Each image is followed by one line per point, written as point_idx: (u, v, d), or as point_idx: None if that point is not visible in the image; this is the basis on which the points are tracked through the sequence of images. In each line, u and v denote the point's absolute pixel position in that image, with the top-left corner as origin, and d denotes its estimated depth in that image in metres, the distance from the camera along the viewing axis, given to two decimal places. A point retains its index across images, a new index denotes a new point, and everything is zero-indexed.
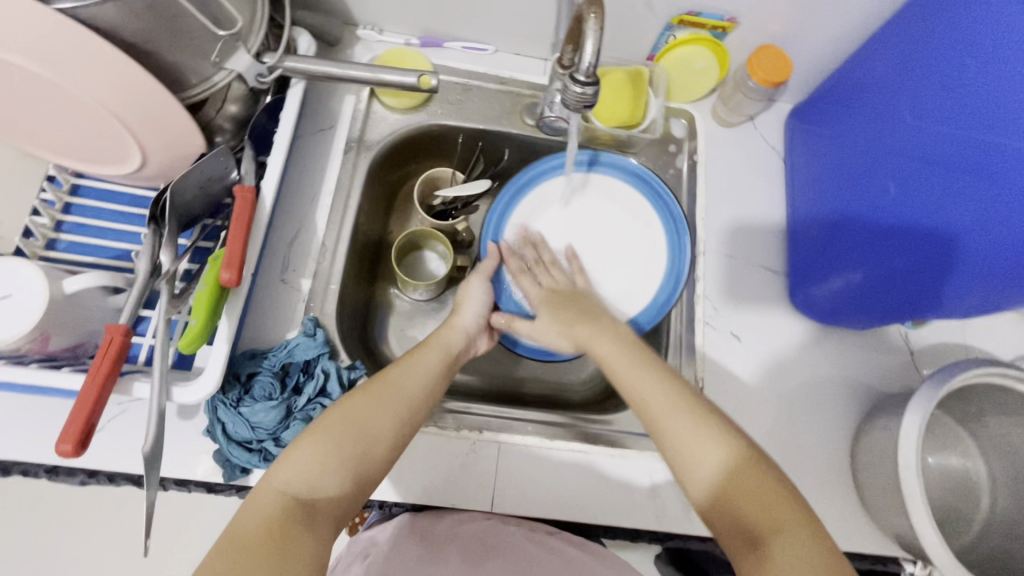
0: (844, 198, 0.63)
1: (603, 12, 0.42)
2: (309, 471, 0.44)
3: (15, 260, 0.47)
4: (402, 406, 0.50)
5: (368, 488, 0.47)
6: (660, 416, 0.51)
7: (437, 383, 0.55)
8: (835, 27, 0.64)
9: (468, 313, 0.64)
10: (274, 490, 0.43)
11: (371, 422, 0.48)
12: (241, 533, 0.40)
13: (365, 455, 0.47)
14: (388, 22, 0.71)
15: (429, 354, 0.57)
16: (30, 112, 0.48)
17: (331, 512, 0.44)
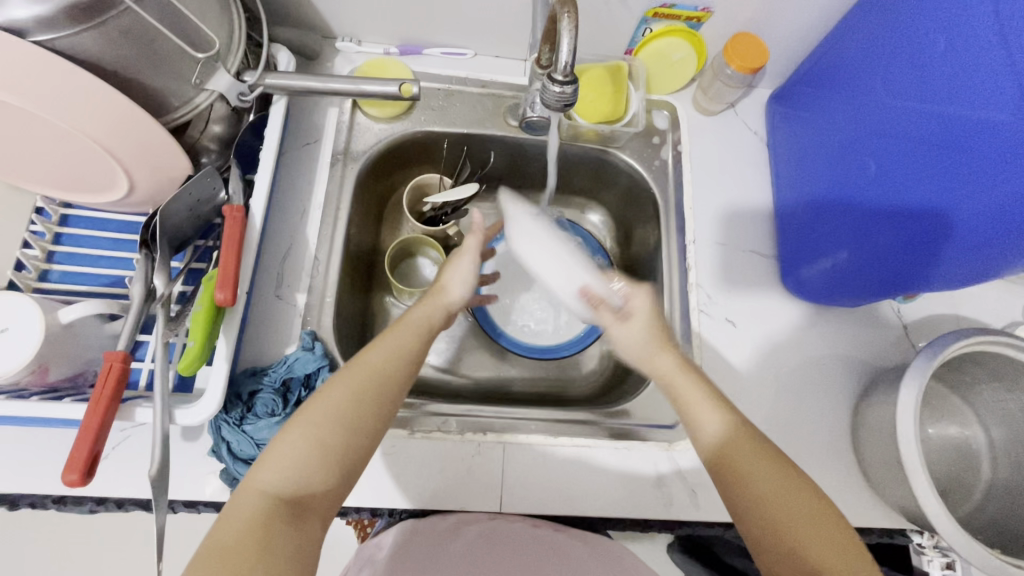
0: (827, 179, 0.63)
1: (577, 11, 0.41)
2: (291, 468, 0.44)
3: (10, 294, 0.47)
4: (382, 390, 0.49)
5: (352, 477, 0.47)
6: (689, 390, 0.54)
7: (415, 363, 0.53)
8: (808, 10, 0.65)
9: (456, 287, 0.61)
10: (257, 492, 0.42)
11: (355, 418, 0.47)
12: (226, 541, 0.39)
13: (347, 446, 0.46)
14: (366, 33, 0.71)
15: (405, 329, 0.55)
16: (15, 145, 0.49)
17: (316, 509, 0.44)
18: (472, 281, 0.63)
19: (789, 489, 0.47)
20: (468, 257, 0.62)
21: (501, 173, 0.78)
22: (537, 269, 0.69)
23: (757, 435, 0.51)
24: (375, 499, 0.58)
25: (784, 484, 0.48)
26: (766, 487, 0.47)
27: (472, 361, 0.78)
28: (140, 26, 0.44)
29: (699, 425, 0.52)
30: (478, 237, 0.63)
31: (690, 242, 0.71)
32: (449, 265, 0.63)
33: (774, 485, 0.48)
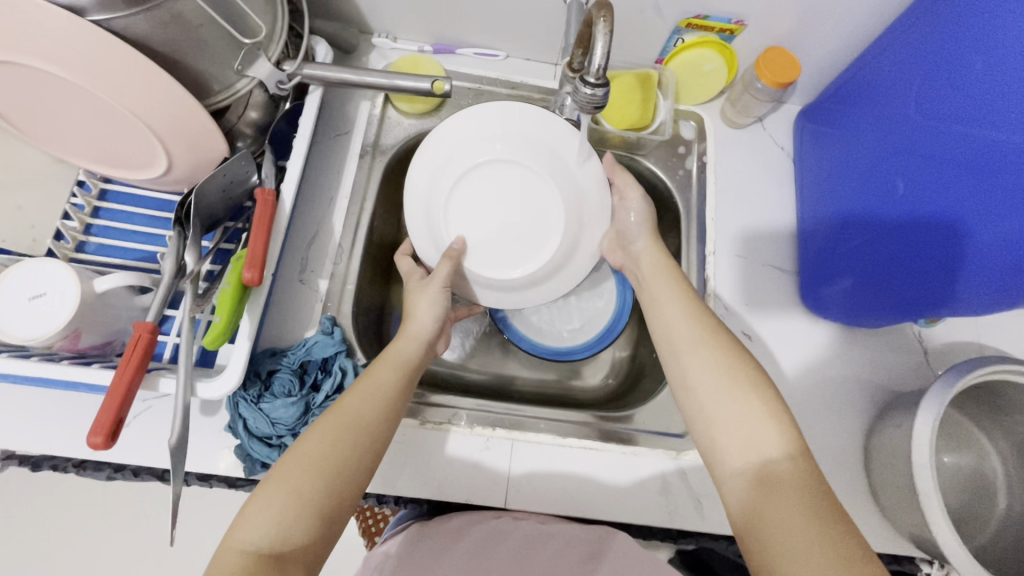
0: (851, 198, 0.63)
1: (613, 14, 0.42)
2: (269, 521, 0.43)
3: (49, 261, 0.49)
4: (361, 434, 0.49)
5: (338, 522, 0.46)
6: (707, 392, 0.51)
7: (393, 402, 0.52)
8: (842, 28, 0.64)
9: (425, 316, 0.60)
10: (238, 551, 0.41)
11: (335, 459, 0.46)
12: None
13: (327, 493, 0.45)
14: (402, 30, 0.73)
15: (383, 370, 0.54)
16: (65, 118, 0.51)
17: (302, 557, 0.43)
18: (443, 308, 0.60)
19: (762, 438, 0.47)
20: (433, 285, 0.59)
21: None
22: (473, 200, 0.61)
23: (728, 386, 0.50)
24: (382, 485, 0.59)
25: (758, 438, 0.47)
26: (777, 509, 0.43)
27: (484, 358, 0.79)
28: (191, 12, 0.46)
29: (724, 440, 0.48)
30: (450, 265, 0.60)
31: (710, 253, 0.71)
32: (416, 295, 0.61)
33: (749, 436, 0.47)
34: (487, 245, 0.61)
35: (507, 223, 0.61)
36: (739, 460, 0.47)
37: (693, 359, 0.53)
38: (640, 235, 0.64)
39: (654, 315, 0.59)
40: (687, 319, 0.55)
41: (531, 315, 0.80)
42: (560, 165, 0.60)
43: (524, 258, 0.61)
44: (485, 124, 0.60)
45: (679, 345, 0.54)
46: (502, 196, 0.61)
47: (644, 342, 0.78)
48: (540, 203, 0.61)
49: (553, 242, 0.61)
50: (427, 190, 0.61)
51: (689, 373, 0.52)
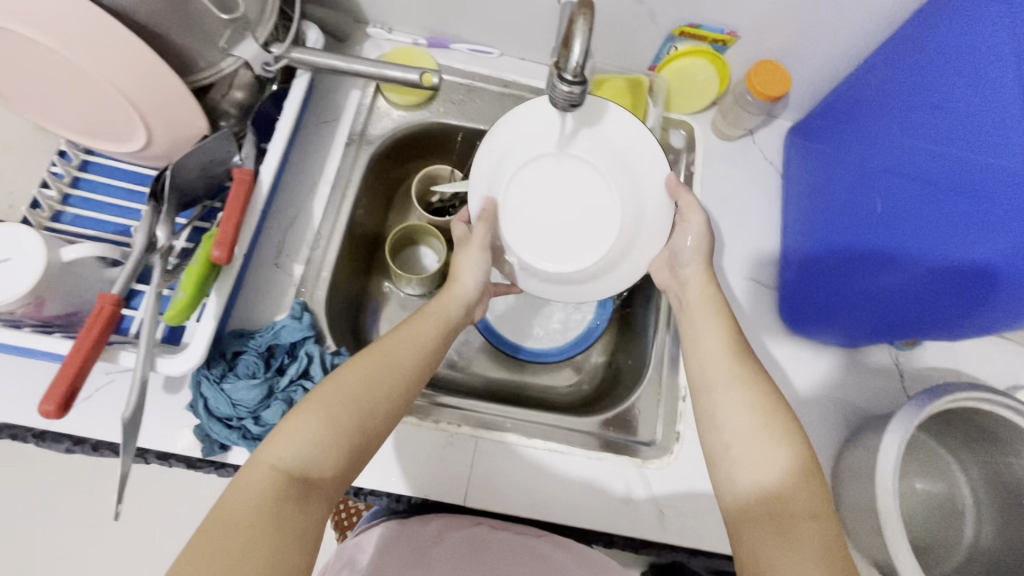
0: (836, 211, 0.63)
1: (593, 12, 0.41)
2: (303, 443, 0.43)
3: (15, 226, 0.49)
4: (397, 379, 0.49)
5: (363, 458, 0.46)
6: (728, 420, 0.49)
7: (431, 356, 0.54)
8: (835, 47, 0.64)
9: (468, 278, 0.62)
10: (269, 466, 0.41)
11: (371, 394, 0.47)
12: (229, 517, 0.38)
13: (363, 425, 0.46)
14: (397, 22, 0.73)
15: (424, 324, 0.56)
16: (45, 85, 0.51)
17: (327, 487, 0.43)
18: (485, 270, 0.63)
19: (774, 466, 0.45)
20: (473, 245, 0.62)
21: None
22: (538, 192, 0.62)
23: (752, 428, 0.48)
24: None
25: (777, 485, 0.44)
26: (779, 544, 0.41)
27: (461, 355, 0.79)
28: None
29: (737, 471, 0.47)
30: (485, 226, 0.62)
31: None
32: (461, 255, 0.64)
33: (768, 478, 0.45)
34: (548, 240, 0.62)
35: (565, 217, 0.62)
36: (745, 489, 0.46)
37: (725, 396, 0.51)
38: (693, 258, 0.61)
39: (691, 345, 0.57)
40: (723, 357, 0.53)
41: (517, 320, 0.80)
42: (625, 164, 0.61)
43: (582, 252, 0.62)
44: (546, 116, 0.60)
45: (714, 376, 0.53)
46: (562, 190, 0.62)
47: (622, 348, 0.78)
48: (601, 202, 0.61)
49: (608, 241, 0.61)
50: (491, 169, 0.62)
51: (715, 399, 0.51)
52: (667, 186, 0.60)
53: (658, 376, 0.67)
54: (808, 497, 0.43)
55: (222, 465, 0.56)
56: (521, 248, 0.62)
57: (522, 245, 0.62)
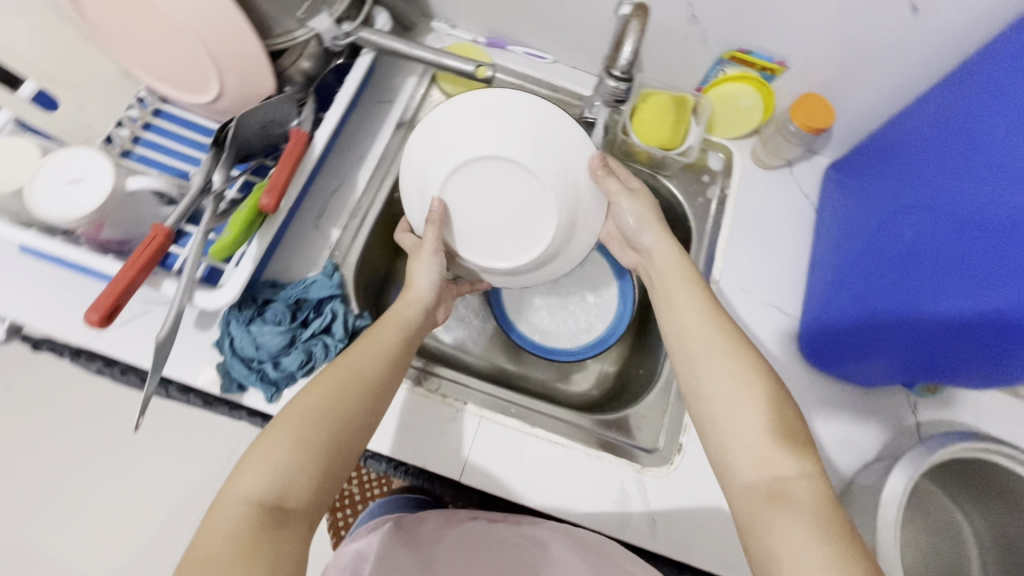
0: (863, 245, 0.63)
1: (647, 16, 0.45)
2: (269, 474, 0.45)
3: (89, 150, 0.53)
4: (360, 392, 0.51)
5: (338, 478, 0.49)
6: (722, 407, 0.50)
7: (394, 363, 0.55)
8: (883, 86, 0.65)
9: (423, 282, 0.61)
10: (239, 499, 0.44)
11: (335, 410, 0.49)
12: (213, 555, 0.41)
13: (330, 446, 0.48)
14: (460, 19, 0.77)
15: (387, 333, 0.57)
16: (138, 32, 0.56)
17: (303, 510, 0.46)
18: (439, 269, 0.61)
19: (778, 458, 0.46)
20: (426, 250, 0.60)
21: None
22: (468, 185, 0.60)
23: (748, 404, 0.48)
24: None
25: (767, 454, 0.46)
26: (782, 528, 0.42)
27: (476, 342, 0.81)
28: None
29: (735, 457, 0.48)
30: (435, 229, 0.60)
31: (714, 281, 0.71)
32: (415, 260, 0.62)
33: (764, 470, 0.46)
34: (490, 232, 0.62)
35: (501, 210, 0.61)
36: (749, 473, 0.46)
37: (714, 364, 0.51)
38: (640, 232, 0.62)
39: (668, 314, 0.58)
40: (705, 326, 0.54)
41: (536, 318, 0.81)
42: (543, 142, 0.59)
43: (526, 241, 0.62)
44: (452, 128, 0.60)
45: (694, 350, 0.53)
46: (493, 191, 0.61)
47: (634, 358, 0.78)
48: (532, 191, 0.60)
49: (548, 225, 0.61)
50: (424, 170, 0.61)
51: (705, 382, 0.52)
52: (592, 169, 0.61)
53: (668, 387, 0.67)
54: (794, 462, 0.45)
55: (235, 406, 0.61)
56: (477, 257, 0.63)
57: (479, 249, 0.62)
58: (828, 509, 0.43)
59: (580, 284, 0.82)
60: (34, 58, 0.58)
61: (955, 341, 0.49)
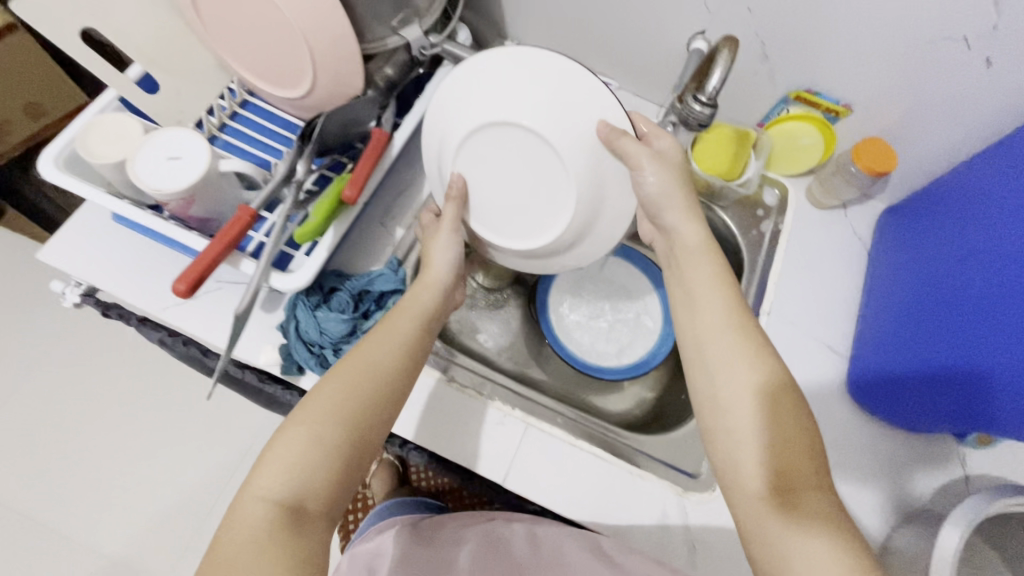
0: (921, 290, 0.63)
1: (738, 47, 0.47)
2: (286, 473, 0.46)
3: (189, 131, 0.56)
4: (374, 384, 0.52)
5: (354, 473, 0.49)
6: (735, 414, 0.50)
7: (410, 347, 0.56)
8: (946, 137, 0.66)
9: (440, 263, 0.61)
10: (258, 497, 0.45)
11: (350, 403, 0.50)
12: (233, 555, 0.42)
13: (345, 442, 0.48)
14: (532, 41, 0.81)
15: (403, 321, 0.57)
16: (244, 26, 0.59)
17: (320, 509, 0.46)
18: (457, 250, 0.62)
19: (798, 467, 0.46)
20: (445, 227, 0.61)
21: None
22: (483, 156, 0.58)
23: (762, 414, 0.49)
24: (397, 425, 0.62)
25: (785, 466, 0.47)
26: (789, 535, 0.43)
27: (517, 354, 0.82)
28: None
29: (743, 462, 0.48)
30: (455, 206, 0.60)
31: (764, 312, 0.72)
32: (431, 239, 0.62)
33: (775, 479, 0.46)
34: (509, 203, 0.60)
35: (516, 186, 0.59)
36: (757, 473, 0.47)
37: (736, 372, 0.51)
38: (662, 204, 0.58)
39: (688, 316, 0.57)
40: (727, 329, 0.53)
41: (571, 323, 0.83)
42: (549, 104, 0.53)
43: (545, 214, 0.59)
44: (463, 95, 0.57)
45: (716, 358, 0.53)
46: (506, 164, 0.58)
47: (674, 385, 0.79)
48: (545, 163, 0.56)
49: (565, 201, 0.57)
50: (440, 142, 0.60)
51: (722, 391, 0.51)
52: (601, 135, 0.54)
53: None
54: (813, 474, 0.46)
55: (288, 386, 0.64)
56: (502, 235, 0.63)
57: (503, 226, 0.61)
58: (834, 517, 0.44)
59: (624, 301, 0.83)
60: (145, 42, 0.62)
61: (997, 399, 0.50)
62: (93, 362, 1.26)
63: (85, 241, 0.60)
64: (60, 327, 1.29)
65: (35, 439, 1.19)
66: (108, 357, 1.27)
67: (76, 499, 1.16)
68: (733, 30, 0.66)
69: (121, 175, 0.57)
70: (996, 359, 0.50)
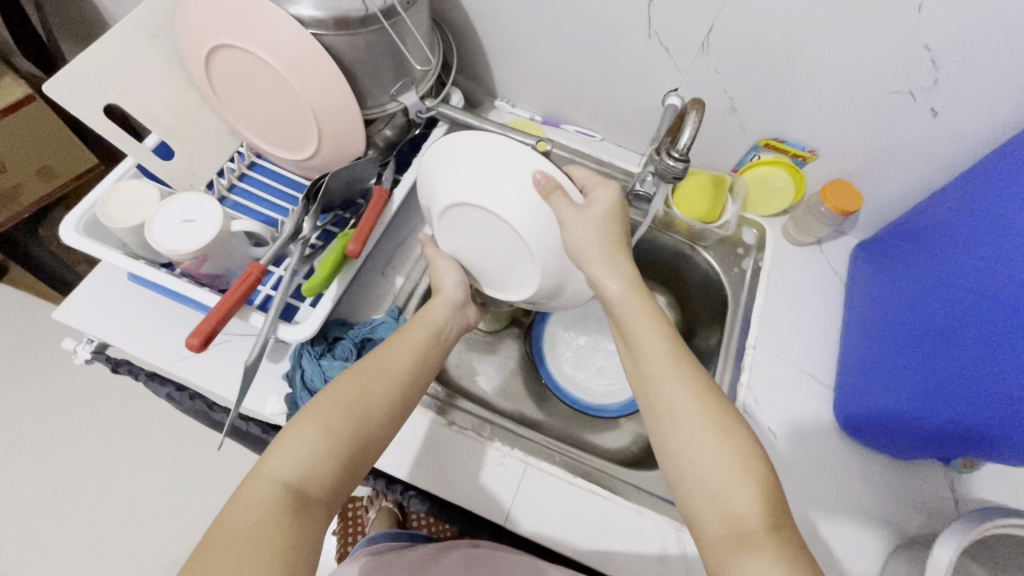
0: (895, 318, 0.67)
1: (703, 109, 0.53)
2: (297, 458, 0.48)
3: (203, 195, 0.60)
4: (388, 387, 0.55)
5: (358, 468, 0.51)
6: (689, 444, 0.49)
7: (420, 359, 0.59)
8: (905, 178, 0.72)
9: (448, 282, 0.65)
10: (268, 480, 0.46)
11: (365, 400, 0.52)
12: (234, 532, 0.43)
13: (357, 434, 0.51)
14: (521, 100, 0.88)
15: (414, 333, 0.60)
16: (254, 97, 0.65)
17: (323, 498, 0.48)
18: (460, 275, 0.66)
19: (749, 499, 0.46)
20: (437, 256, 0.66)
21: None
22: (458, 227, 0.61)
23: (730, 453, 0.48)
24: (400, 467, 0.63)
25: (744, 498, 0.46)
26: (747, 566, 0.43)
27: (513, 394, 0.84)
28: (378, 42, 0.59)
29: (705, 500, 0.47)
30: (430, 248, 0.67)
31: (750, 345, 0.75)
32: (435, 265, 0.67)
33: (732, 516, 0.45)
34: (495, 264, 0.63)
35: (490, 250, 0.61)
36: (715, 506, 0.47)
37: (683, 421, 0.51)
38: (595, 255, 0.57)
39: (631, 364, 0.57)
40: (675, 363, 0.54)
41: (566, 364, 0.86)
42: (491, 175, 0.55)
43: (528, 275, 0.61)
44: (433, 175, 0.60)
45: (659, 401, 0.53)
46: (475, 228, 0.60)
47: None
48: (505, 232, 0.58)
49: (534, 263, 0.59)
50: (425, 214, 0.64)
51: (676, 425, 0.51)
52: (539, 188, 0.55)
53: None
54: (777, 506, 0.46)
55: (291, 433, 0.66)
56: (504, 289, 0.66)
57: (501, 278, 0.65)
58: (794, 550, 0.43)
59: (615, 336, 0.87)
60: (163, 114, 0.67)
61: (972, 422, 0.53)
62: (115, 421, 1.32)
63: (101, 300, 0.64)
64: (81, 387, 1.34)
65: (57, 499, 1.23)
66: (130, 412, 1.33)
67: (96, 555, 1.19)
68: (702, 88, 0.73)
69: (137, 238, 0.60)
70: (965, 410, 0.54)
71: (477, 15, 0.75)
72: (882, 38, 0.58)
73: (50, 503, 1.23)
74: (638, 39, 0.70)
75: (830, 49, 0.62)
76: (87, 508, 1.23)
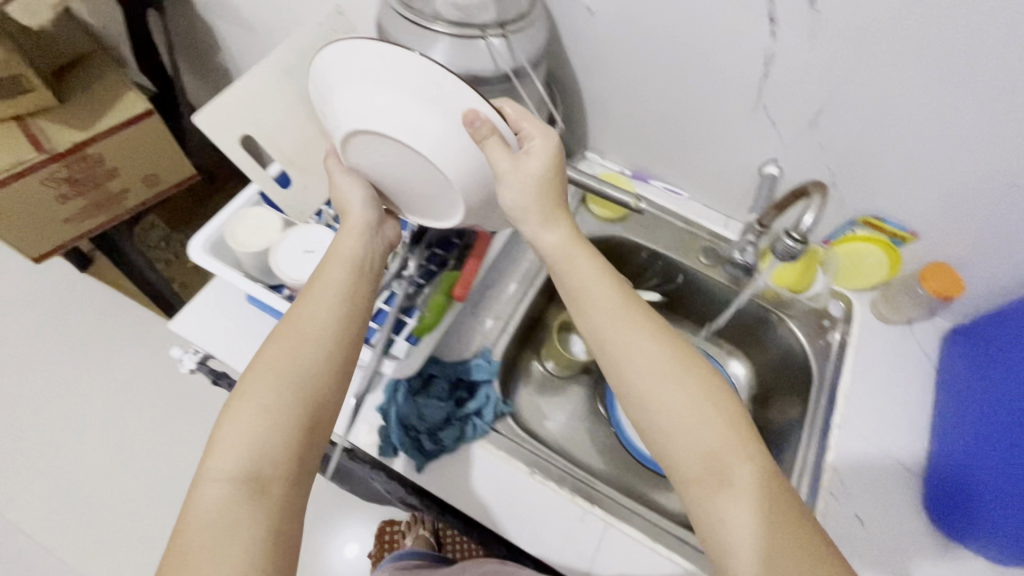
0: (997, 402, 0.65)
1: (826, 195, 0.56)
2: (238, 447, 0.46)
3: (322, 228, 0.63)
4: (310, 340, 0.52)
5: (315, 435, 0.50)
6: (654, 412, 0.48)
7: (342, 298, 0.55)
8: (1014, 267, 0.70)
9: (354, 206, 0.61)
10: (212, 480, 0.45)
11: (297, 360, 0.50)
12: (190, 543, 0.43)
13: (298, 402, 0.49)
14: (612, 153, 0.89)
15: (333, 274, 0.56)
16: None
17: (282, 477, 0.47)
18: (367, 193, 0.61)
19: (717, 455, 0.46)
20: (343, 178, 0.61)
21: (682, 292, 0.91)
22: (362, 151, 0.55)
23: (690, 417, 0.47)
24: (479, 512, 0.63)
25: (714, 454, 0.46)
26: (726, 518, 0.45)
27: (580, 442, 0.84)
28: None
29: (675, 462, 0.48)
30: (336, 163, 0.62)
31: (836, 424, 0.73)
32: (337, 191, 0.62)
33: (702, 472, 0.46)
34: (405, 192, 0.59)
35: (404, 180, 0.57)
36: (687, 467, 0.47)
37: (642, 391, 0.49)
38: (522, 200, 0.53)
39: (585, 334, 0.53)
40: (623, 328, 0.51)
41: None
42: (410, 104, 0.49)
43: (440, 204, 0.58)
44: (331, 92, 0.52)
45: (617, 369, 0.50)
46: (387, 158, 0.55)
47: None
48: (418, 164, 0.53)
49: (451, 196, 0.56)
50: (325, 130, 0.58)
51: (637, 395, 0.49)
52: (470, 130, 0.49)
53: None
54: (739, 457, 0.46)
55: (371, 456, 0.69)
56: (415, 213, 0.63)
57: (409, 204, 0.61)
58: (764, 498, 0.45)
59: None
60: (287, 147, 0.71)
61: None
62: (172, 419, 1.36)
63: (215, 316, 0.67)
64: (145, 382, 1.40)
65: (115, 490, 1.28)
66: (188, 410, 1.38)
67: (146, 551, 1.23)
68: (805, 161, 0.73)
69: (257, 261, 0.64)
70: None
71: (585, 74, 0.78)
72: (1011, 134, 0.58)
73: (108, 493, 1.28)
74: (746, 109, 0.71)
75: (950, 137, 0.62)
76: (141, 502, 1.27)
